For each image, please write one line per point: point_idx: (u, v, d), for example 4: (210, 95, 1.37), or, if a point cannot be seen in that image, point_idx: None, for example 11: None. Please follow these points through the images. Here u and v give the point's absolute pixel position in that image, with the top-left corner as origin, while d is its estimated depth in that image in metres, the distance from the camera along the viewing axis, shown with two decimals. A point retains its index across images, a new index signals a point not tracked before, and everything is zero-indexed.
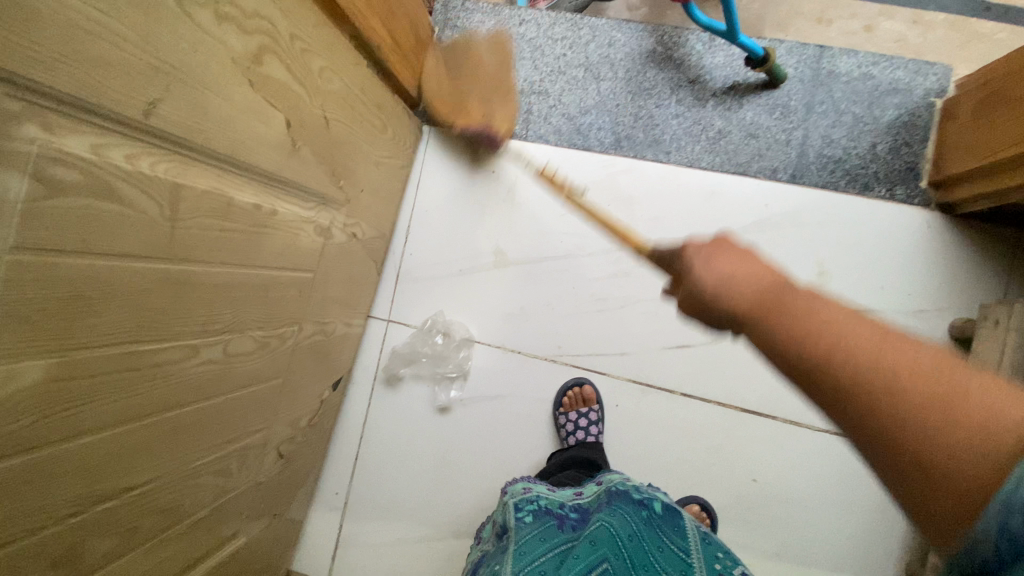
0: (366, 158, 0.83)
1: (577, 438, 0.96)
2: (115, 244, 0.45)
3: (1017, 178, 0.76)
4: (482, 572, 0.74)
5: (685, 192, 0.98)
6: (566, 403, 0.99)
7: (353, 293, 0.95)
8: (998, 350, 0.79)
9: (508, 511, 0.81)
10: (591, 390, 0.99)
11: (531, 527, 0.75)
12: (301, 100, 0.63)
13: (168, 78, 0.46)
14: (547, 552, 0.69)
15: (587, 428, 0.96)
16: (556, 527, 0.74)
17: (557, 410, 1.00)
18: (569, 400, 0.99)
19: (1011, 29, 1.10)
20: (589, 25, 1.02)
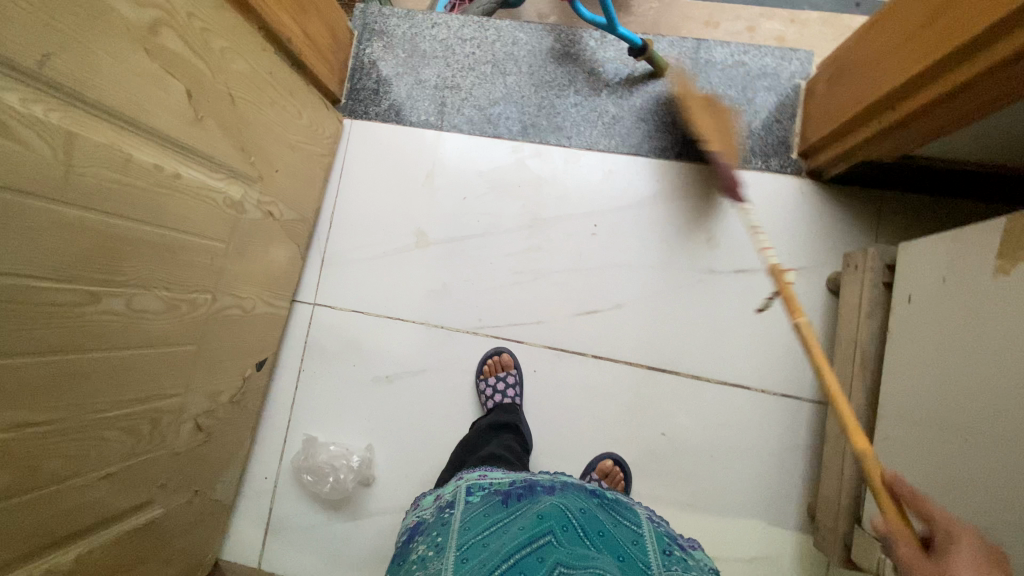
0: (278, 139, 0.90)
1: (496, 401, 1.02)
2: (11, 179, 0.50)
3: (858, 137, 0.87)
4: (418, 540, 0.73)
5: (586, 171, 1.08)
6: (487, 370, 1.05)
7: (275, 272, 1.00)
8: (859, 292, 0.89)
9: (458, 492, 0.80)
10: (508, 357, 1.05)
11: (479, 504, 0.75)
12: (201, 74, 0.70)
13: (63, 36, 0.52)
14: (490, 525, 0.69)
15: (505, 391, 1.02)
16: (500, 503, 0.74)
17: (478, 377, 1.06)
18: (489, 367, 1.05)
19: None
20: (494, 26, 1.12)
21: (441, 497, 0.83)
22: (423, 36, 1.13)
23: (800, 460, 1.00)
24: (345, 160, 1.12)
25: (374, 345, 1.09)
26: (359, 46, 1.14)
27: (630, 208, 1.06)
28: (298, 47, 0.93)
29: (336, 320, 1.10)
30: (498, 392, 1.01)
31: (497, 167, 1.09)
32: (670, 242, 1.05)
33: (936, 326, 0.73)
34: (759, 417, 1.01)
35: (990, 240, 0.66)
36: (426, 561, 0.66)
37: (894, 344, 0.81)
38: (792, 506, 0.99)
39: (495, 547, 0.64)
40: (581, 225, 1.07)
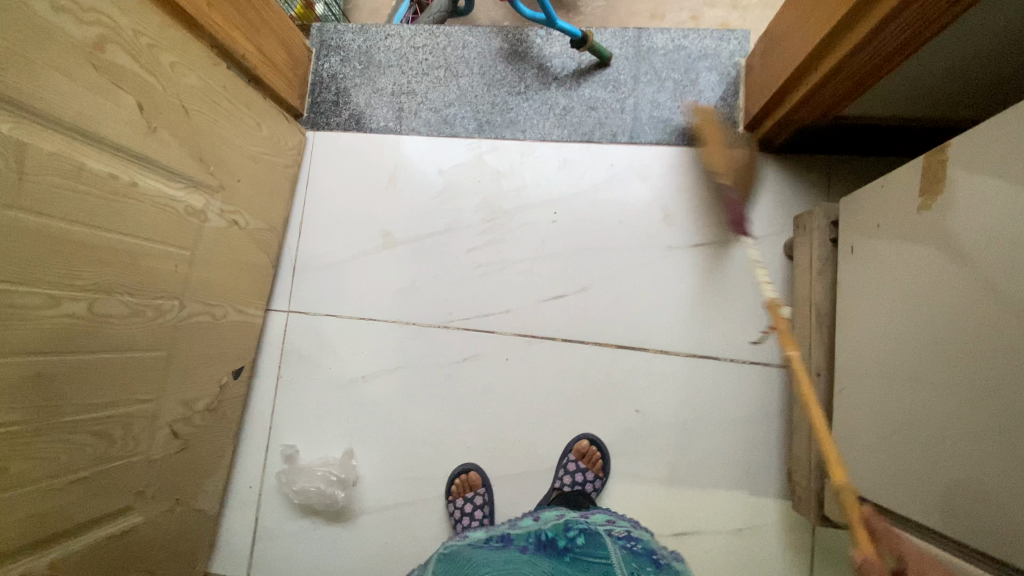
0: (238, 151, 0.94)
1: (465, 525, 1.00)
2: None
3: (791, 101, 0.90)
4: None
5: (542, 162, 1.11)
6: (455, 491, 1.03)
7: (244, 281, 1.03)
8: (811, 250, 0.91)
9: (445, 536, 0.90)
10: (475, 475, 1.03)
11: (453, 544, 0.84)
12: (152, 87, 0.74)
13: (7, 52, 0.56)
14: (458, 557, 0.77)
15: (474, 512, 1.00)
16: (472, 543, 0.82)
17: (448, 498, 1.03)
18: (457, 488, 1.03)
19: None
20: (444, 32, 1.17)
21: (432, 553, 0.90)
22: (378, 48, 1.18)
23: (775, 426, 1.00)
24: (310, 170, 1.16)
25: (349, 348, 1.11)
26: (318, 62, 1.19)
27: (587, 193, 1.10)
28: (254, 63, 0.98)
29: (311, 326, 1.12)
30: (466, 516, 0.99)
31: (456, 165, 1.13)
32: (627, 223, 1.08)
33: (877, 273, 0.75)
34: (731, 386, 1.02)
35: (913, 179, 0.68)
36: None
37: (844, 297, 0.82)
38: (772, 471, 0.99)
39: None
40: (541, 214, 1.11)
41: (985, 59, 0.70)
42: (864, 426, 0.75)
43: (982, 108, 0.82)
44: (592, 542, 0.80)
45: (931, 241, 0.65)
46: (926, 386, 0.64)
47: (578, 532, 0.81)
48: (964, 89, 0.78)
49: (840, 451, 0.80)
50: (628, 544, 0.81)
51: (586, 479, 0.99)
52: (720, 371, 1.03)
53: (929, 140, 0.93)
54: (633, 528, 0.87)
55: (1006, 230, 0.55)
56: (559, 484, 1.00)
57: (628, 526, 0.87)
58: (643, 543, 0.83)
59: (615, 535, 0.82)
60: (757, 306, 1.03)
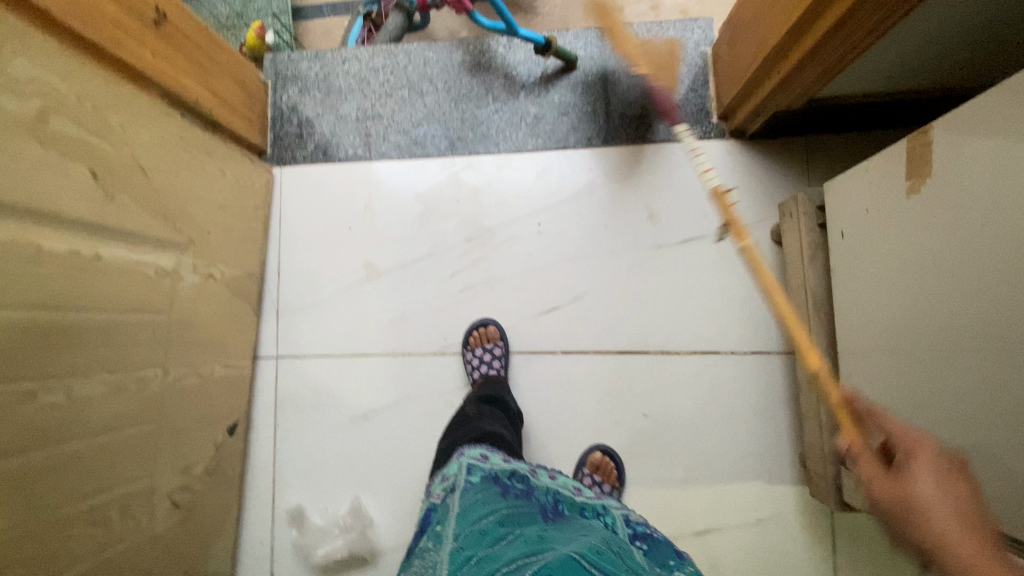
0: (204, 202, 0.90)
1: (482, 372, 1.02)
2: None
3: (763, 89, 0.89)
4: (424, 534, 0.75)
5: (520, 174, 1.09)
6: (474, 342, 1.05)
7: (227, 334, 0.99)
8: (798, 238, 0.90)
9: (460, 473, 0.80)
10: (494, 329, 1.05)
11: (478, 490, 0.75)
12: (105, 152, 0.70)
13: None
14: (489, 514, 0.71)
15: (491, 362, 1.03)
16: (499, 494, 0.75)
17: (465, 348, 1.05)
18: (476, 338, 1.05)
19: None
20: (403, 50, 1.13)
21: (442, 480, 0.82)
22: (336, 73, 1.14)
23: (783, 412, 1.00)
24: (282, 208, 1.11)
25: (345, 387, 1.07)
26: (275, 95, 1.14)
27: (568, 201, 1.08)
28: (209, 108, 0.93)
29: (303, 369, 1.08)
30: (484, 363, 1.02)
31: (432, 186, 1.10)
32: (613, 226, 1.07)
33: (871, 257, 0.74)
34: (735, 380, 1.02)
35: (896, 164, 0.68)
36: (426, 551, 0.70)
37: (839, 282, 0.82)
38: (784, 457, 1.00)
39: (501, 559, 0.63)
40: (525, 227, 1.09)
41: (952, 31, 0.70)
42: None
43: (951, 73, 0.81)
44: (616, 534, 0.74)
45: (920, 223, 0.65)
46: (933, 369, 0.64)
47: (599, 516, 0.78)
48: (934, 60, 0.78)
49: None
50: (644, 534, 0.78)
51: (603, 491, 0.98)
52: (722, 365, 1.02)
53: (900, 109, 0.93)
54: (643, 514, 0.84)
55: (992, 214, 0.55)
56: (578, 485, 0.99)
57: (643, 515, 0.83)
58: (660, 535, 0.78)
59: (631, 523, 0.79)
60: (751, 296, 1.03)
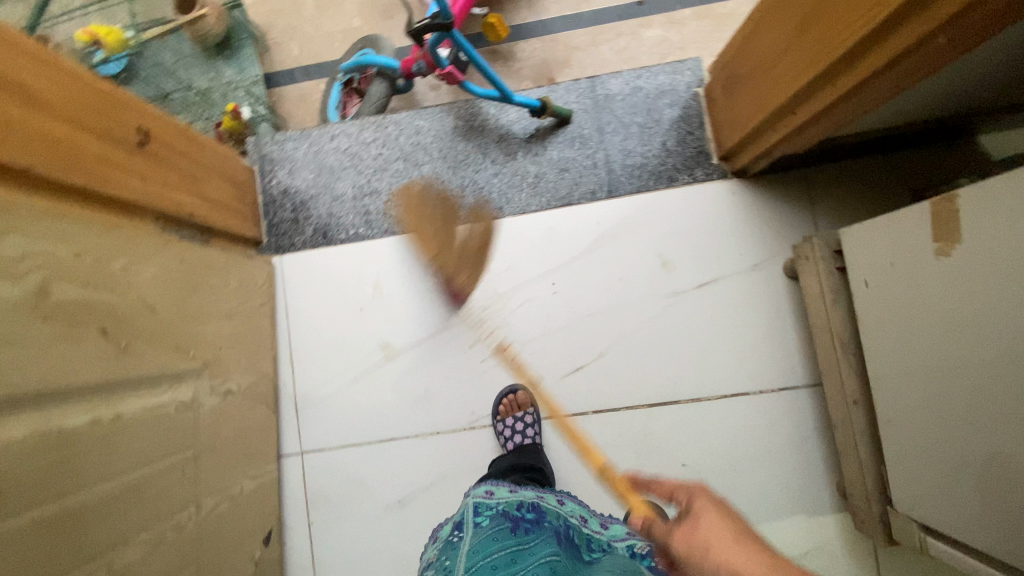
0: (212, 318, 0.86)
1: (516, 442, 1.01)
2: None
3: (767, 138, 0.90)
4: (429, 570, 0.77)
5: (528, 236, 1.08)
6: (503, 410, 1.03)
7: (250, 443, 0.95)
8: (818, 281, 0.91)
9: (467, 513, 0.83)
10: (525, 395, 1.04)
11: (489, 529, 0.77)
12: (113, 305, 0.67)
13: None
14: (502, 550, 0.73)
15: (525, 430, 1.01)
16: (510, 530, 0.77)
17: (495, 419, 1.03)
18: (506, 407, 1.03)
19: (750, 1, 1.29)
20: (392, 121, 1.11)
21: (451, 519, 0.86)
22: (326, 152, 1.10)
23: (818, 444, 1.02)
24: (286, 298, 1.07)
25: (376, 475, 1.04)
26: (264, 181, 1.10)
27: (579, 258, 1.07)
28: (204, 217, 0.89)
29: (331, 462, 1.05)
30: (518, 433, 1.00)
31: (439, 258, 1.08)
32: (627, 278, 1.06)
33: (898, 309, 0.75)
34: (766, 418, 1.03)
35: (923, 225, 0.68)
36: None
37: (866, 328, 0.83)
38: (825, 489, 1.01)
39: None
40: (539, 288, 1.07)
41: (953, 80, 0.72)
42: (917, 460, 0.76)
43: (948, 104, 0.83)
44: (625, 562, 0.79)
45: (952, 284, 0.66)
46: (979, 427, 0.65)
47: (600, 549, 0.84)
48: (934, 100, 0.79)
49: (898, 483, 0.81)
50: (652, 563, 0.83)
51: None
52: (752, 405, 1.03)
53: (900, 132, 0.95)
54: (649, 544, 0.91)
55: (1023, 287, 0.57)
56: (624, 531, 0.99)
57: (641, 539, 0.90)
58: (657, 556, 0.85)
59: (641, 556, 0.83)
60: (772, 332, 1.04)
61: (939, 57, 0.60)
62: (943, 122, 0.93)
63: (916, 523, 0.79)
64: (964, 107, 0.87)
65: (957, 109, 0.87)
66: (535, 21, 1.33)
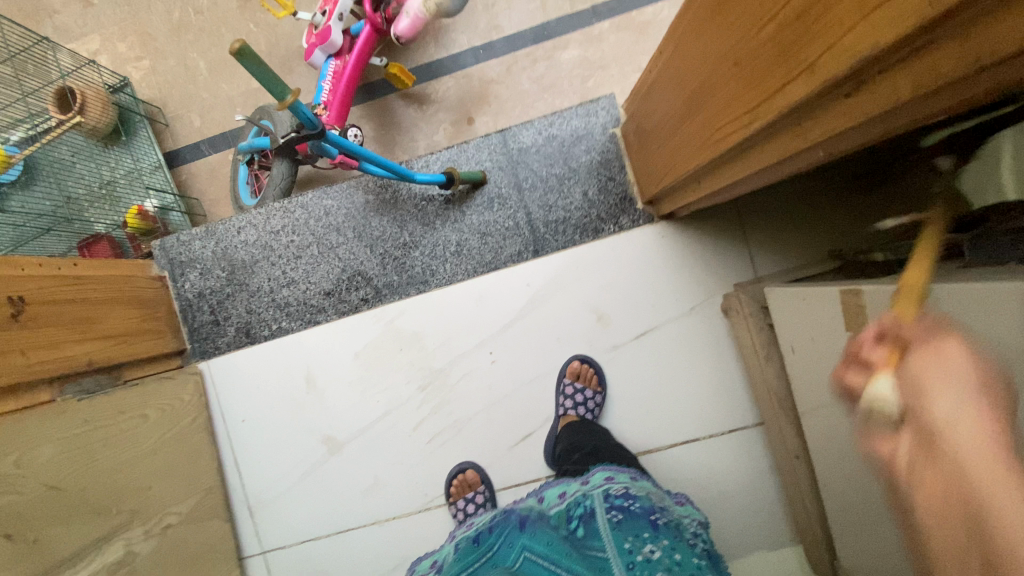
0: (133, 464, 0.83)
1: None
2: None
3: (682, 196, 0.84)
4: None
5: (457, 308, 1.03)
6: (455, 492, 1.02)
7: (205, 563, 0.95)
8: (750, 334, 0.88)
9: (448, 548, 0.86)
10: (473, 473, 1.02)
11: (463, 556, 0.82)
12: (10, 505, 0.65)
13: None
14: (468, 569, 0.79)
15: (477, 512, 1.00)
16: (477, 543, 0.83)
17: (449, 500, 1.02)
18: (457, 488, 1.02)
19: (670, 5, 1.19)
20: (300, 204, 1.04)
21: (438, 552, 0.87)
22: (235, 246, 1.05)
23: (773, 481, 1.01)
24: (221, 404, 1.05)
25: (340, 565, 1.05)
26: (177, 285, 1.05)
27: (514, 323, 1.03)
28: (104, 359, 0.85)
29: (293, 558, 1.05)
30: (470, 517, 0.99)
31: (369, 342, 1.04)
32: (566, 337, 1.03)
33: (821, 381, 0.73)
34: (718, 460, 1.02)
35: (834, 310, 0.65)
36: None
37: (798, 392, 0.80)
38: (783, 524, 1.01)
39: None
40: (476, 359, 1.04)
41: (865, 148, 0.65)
42: (853, 523, 0.77)
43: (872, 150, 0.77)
44: (590, 523, 0.80)
45: None
46: None
47: (577, 515, 0.82)
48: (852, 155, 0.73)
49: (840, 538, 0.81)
50: (624, 506, 0.81)
51: (586, 398, 1.00)
52: (703, 449, 1.03)
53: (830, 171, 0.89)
54: (634, 479, 0.88)
55: None
56: (563, 412, 1.01)
57: (627, 482, 0.85)
58: (643, 500, 0.82)
59: (612, 499, 0.82)
60: (716, 375, 1.02)
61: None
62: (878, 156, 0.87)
63: None
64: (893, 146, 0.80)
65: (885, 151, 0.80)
66: (444, 56, 1.24)
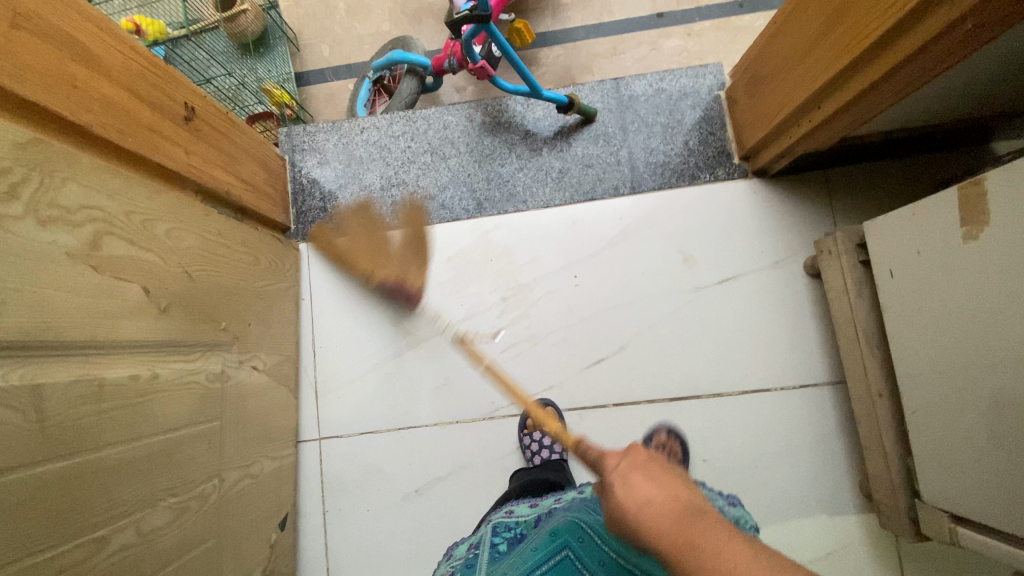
0: (242, 295, 0.87)
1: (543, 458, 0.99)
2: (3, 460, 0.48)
3: (790, 135, 0.92)
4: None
5: (552, 229, 1.09)
6: (531, 424, 1.02)
7: (273, 424, 0.95)
8: (841, 274, 0.92)
9: (486, 534, 0.80)
10: (552, 411, 1.02)
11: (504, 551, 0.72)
12: (154, 267, 0.69)
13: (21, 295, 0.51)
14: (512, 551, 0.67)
15: (552, 446, 1.00)
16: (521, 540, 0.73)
17: (523, 432, 1.02)
18: (534, 421, 1.02)
19: (766, 14, 1.33)
20: (422, 116, 1.14)
21: (472, 541, 0.81)
22: (355, 143, 1.14)
23: (843, 441, 1.00)
24: (311, 285, 1.09)
25: (392, 462, 1.03)
26: (294, 169, 1.13)
27: (603, 250, 1.08)
28: (237, 196, 0.90)
29: (347, 449, 1.04)
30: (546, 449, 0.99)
31: (461, 249, 1.09)
32: (650, 272, 1.07)
33: (929, 296, 0.76)
34: (787, 413, 1.02)
35: (951, 212, 0.71)
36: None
37: (891, 319, 0.84)
38: (849, 487, 0.99)
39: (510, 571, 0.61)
40: (562, 280, 1.08)
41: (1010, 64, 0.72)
42: (947, 448, 0.77)
43: (992, 97, 0.84)
44: None
45: (987, 267, 0.67)
46: (1011, 406, 0.66)
47: None
48: (975, 88, 0.80)
49: (930, 473, 0.80)
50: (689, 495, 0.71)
51: None
52: (775, 400, 1.02)
53: (940, 127, 0.96)
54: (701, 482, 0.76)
55: None
56: None
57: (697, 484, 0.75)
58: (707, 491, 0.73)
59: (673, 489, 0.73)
60: (794, 328, 1.04)
61: (975, 38, 0.61)
62: (987, 118, 0.95)
63: (946, 514, 0.79)
64: (1001, 104, 0.89)
65: (994, 107, 0.89)
66: (559, 30, 1.38)
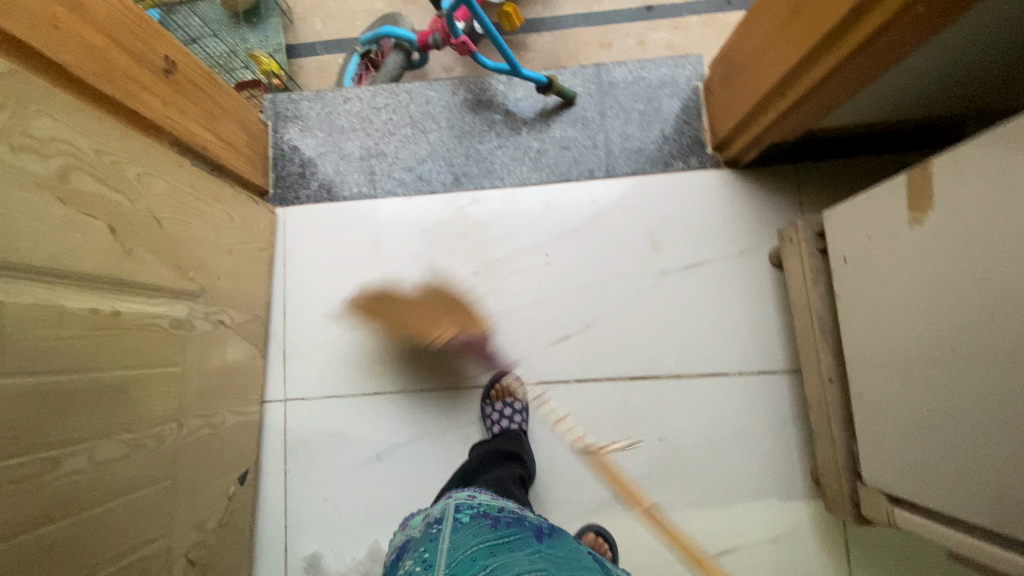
0: (214, 249, 0.89)
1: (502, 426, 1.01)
2: None
3: (758, 123, 0.94)
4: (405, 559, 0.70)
5: (525, 207, 1.11)
6: (493, 395, 1.04)
7: (238, 380, 0.97)
8: (800, 263, 0.95)
9: (448, 508, 0.77)
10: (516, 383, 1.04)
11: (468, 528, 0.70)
12: (122, 208, 0.70)
13: None
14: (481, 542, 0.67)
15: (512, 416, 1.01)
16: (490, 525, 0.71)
17: (485, 402, 1.04)
18: (496, 392, 1.04)
19: None
20: (405, 90, 1.16)
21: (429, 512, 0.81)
22: (338, 113, 1.16)
23: (796, 428, 1.02)
24: (286, 249, 1.11)
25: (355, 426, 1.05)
26: (276, 135, 1.15)
27: (574, 230, 1.10)
28: (215, 153, 0.92)
29: (312, 411, 1.06)
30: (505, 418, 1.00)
31: (436, 221, 1.11)
32: (619, 254, 1.09)
33: (876, 282, 0.79)
34: (744, 399, 1.04)
35: (900, 199, 0.73)
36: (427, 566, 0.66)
37: (844, 306, 0.86)
38: (800, 473, 1.01)
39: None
40: (532, 257, 1.10)
41: (965, 61, 0.74)
42: (887, 430, 0.79)
43: (954, 97, 0.87)
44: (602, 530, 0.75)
45: (927, 250, 0.69)
46: (943, 386, 0.68)
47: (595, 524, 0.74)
48: (934, 86, 0.82)
49: (872, 455, 0.83)
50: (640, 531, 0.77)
51: None
52: (733, 385, 1.05)
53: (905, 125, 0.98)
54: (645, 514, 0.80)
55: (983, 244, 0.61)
56: None
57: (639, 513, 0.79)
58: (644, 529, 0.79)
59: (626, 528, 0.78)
60: (755, 316, 1.06)
61: (923, 27, 0.64)
62: (951, 120, 0.97)
63: (885, 495, 0.81)
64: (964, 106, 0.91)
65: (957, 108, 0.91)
66: (548, 17, 1.40)
